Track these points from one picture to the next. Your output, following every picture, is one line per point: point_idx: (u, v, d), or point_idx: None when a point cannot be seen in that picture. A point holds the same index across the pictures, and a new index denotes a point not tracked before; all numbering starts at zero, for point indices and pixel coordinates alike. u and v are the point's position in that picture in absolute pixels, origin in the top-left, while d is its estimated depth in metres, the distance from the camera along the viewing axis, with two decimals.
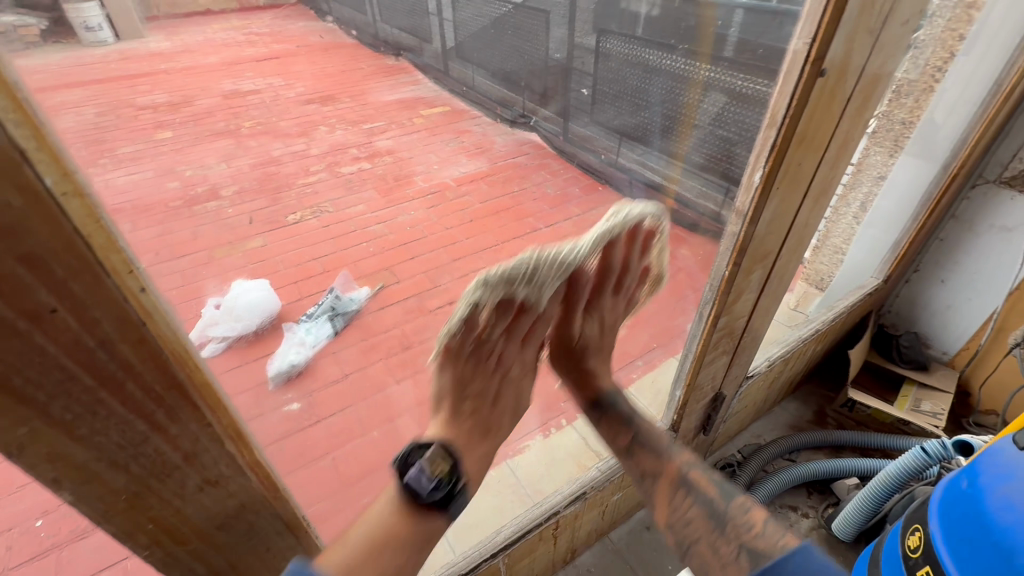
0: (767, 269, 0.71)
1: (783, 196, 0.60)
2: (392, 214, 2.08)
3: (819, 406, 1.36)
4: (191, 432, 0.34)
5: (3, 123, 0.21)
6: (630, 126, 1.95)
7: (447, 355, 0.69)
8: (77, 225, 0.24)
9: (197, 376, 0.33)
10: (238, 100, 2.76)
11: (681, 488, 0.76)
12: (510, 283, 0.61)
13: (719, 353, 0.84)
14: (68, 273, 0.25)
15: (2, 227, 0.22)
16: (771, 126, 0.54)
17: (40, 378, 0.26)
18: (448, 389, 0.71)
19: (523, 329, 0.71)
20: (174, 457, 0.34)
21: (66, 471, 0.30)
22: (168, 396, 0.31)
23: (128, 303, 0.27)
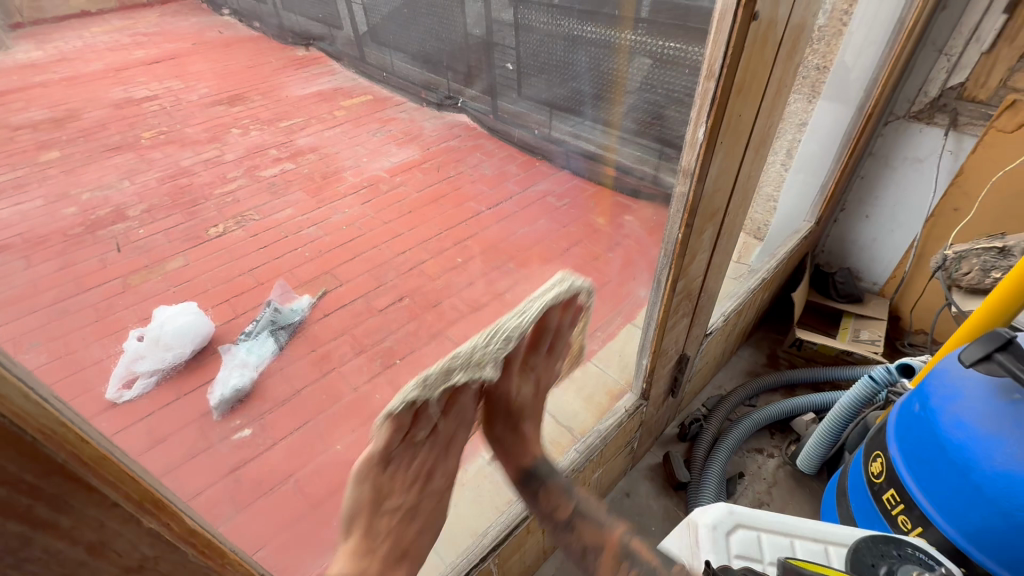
0: (715, 227, 0.71)
1: (727, 149, 0.59)
2: (324, 214, 1.97)
3: (770, 349, 1.42)
4: (92, 519, 0.26)
5: None
6: (560, 97, 1.91)
7: (364, 477, 0.59)
8: None
9: (91, 449, 0.25)
10: (134, 110, 2.63)
11: (623, 564, 0.66)
12: (448, 375, 0.56)
13: (680, 317, 0.84)
14: None
15: None
16: (709, 78, 0.52)
17: None
18: (362, 512, 0.59)
19: (452, 426, 0.65)
20: (77, 552, 0.26)
21: None
22: (49, 484, 0.24)
23: None
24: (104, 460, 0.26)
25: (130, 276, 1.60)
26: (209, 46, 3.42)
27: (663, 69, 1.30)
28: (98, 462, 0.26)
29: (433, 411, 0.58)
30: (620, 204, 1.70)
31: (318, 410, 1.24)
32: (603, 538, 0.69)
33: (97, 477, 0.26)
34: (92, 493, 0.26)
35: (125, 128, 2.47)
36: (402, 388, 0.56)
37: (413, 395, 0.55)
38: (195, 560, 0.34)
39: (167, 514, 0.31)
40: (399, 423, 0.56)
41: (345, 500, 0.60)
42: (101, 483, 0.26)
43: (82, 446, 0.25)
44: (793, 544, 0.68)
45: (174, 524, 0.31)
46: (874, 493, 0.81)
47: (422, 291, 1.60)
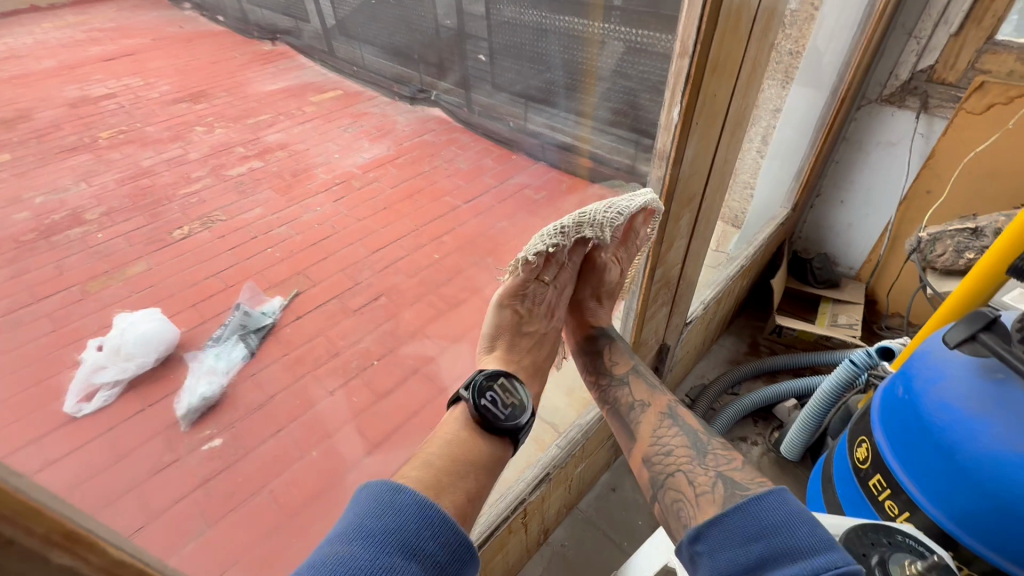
0: (693, 213, 0.70)
1: (703, 131, 0.57)
2: (295, 213, 1.90)
3: (751, 337, 1.42)
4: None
5: None
6: (534, 88, 1.79)
7: (504, 304, 0.67)
8: None
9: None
10: (90, 109, 2.50)
11: (665, 419, 0.71)
12: (579, 228, 0.63)
13: (660, 305, 0.83)
14: None
15: None
16: (683, 55, 0.50)
17: None
18: (502, 335, 0.67)
19: (570, 284, 0.71)
20: None
21: None
22: None
23: None
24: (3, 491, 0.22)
25: (88, 283, 1.52)
26: (170, 41, 3.28)
27: (637, 57, 1.25)
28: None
29: (558, 262, 0.66)
30: (597, 196, 1.67)
31: (292, 416, 1.20)
32: (652, 399, 0.75)
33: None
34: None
35: (80, 127, 2.35)
36: (543, 233, 0.65)
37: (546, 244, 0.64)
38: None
39: (91, 547, 0.27)
40: (533, 267, 0.64)
41: (485, 323, 0.67)
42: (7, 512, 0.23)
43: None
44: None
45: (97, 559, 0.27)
46: (860, 479, 0.81)
47: (399, 289, 1.56)
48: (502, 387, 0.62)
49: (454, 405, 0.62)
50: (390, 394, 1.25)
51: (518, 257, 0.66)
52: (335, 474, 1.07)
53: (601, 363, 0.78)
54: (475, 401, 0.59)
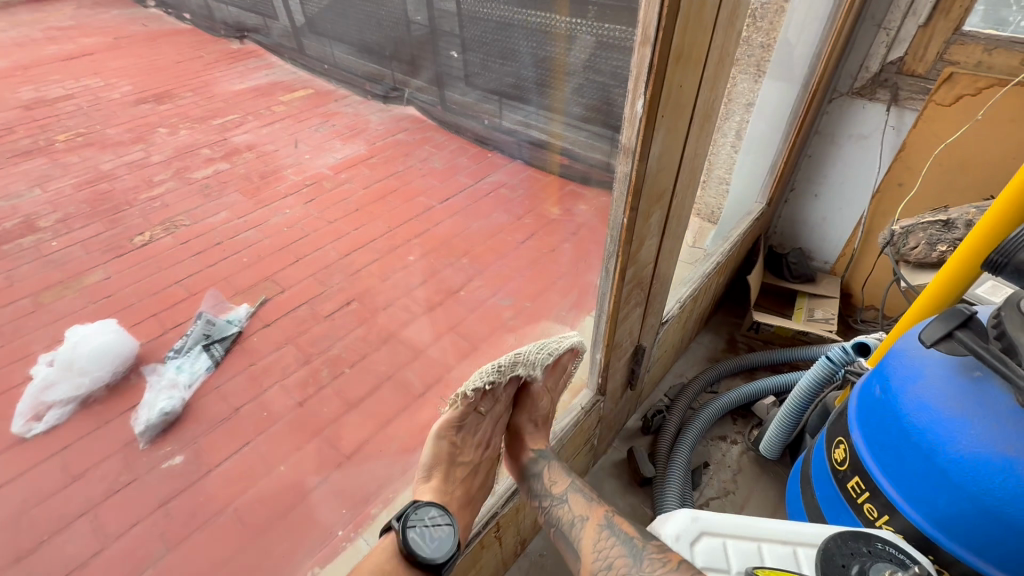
0: (664, 210, 0.67)
1: (669, 126, 0.54)
2: (264, 216, 1.84)
3: (729, 334, 1.41)
4: None
5: None
6: (505, 83, 1.65)
7: (443, 436, 0.76)
8: None
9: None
10: (45, 110, 2.39)
11: (602, 529, 0.73)
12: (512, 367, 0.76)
13: (633, 306, 0.80)
14: None
15: None
16: (644, 43, 0.46)
17: None
18: (439, 466, 0.77)
19: (502, 414, 0.84)
20: None
21: None
22: None
23: None
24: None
25: (40, 294, 1.43)
26: (131, 40, 3.16)
27: (608, 53, 1.23)
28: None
29: (494, 397, 0.79)
30: (573, 193, 1.69)
31: (259, 429, 1.14)
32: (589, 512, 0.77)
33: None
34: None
35: (35, 130, 2.24)
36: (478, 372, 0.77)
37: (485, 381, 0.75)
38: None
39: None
40: (470, 400, 0.76)
41: (423, 454, 0.77)
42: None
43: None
44: (759, 546, 0.65)
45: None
46: (839, 481, 0.80)
47: (372, 293, 1.51)
48: (431, 517, 0.70)
49: (386, 534, 0.69)
50: (362, 402, 1.20)
51: (458, 392, 0.78)
52: (304, 489, 1.02)
53: (537, 484, 0.80)
54: (404, 530, 0.67)
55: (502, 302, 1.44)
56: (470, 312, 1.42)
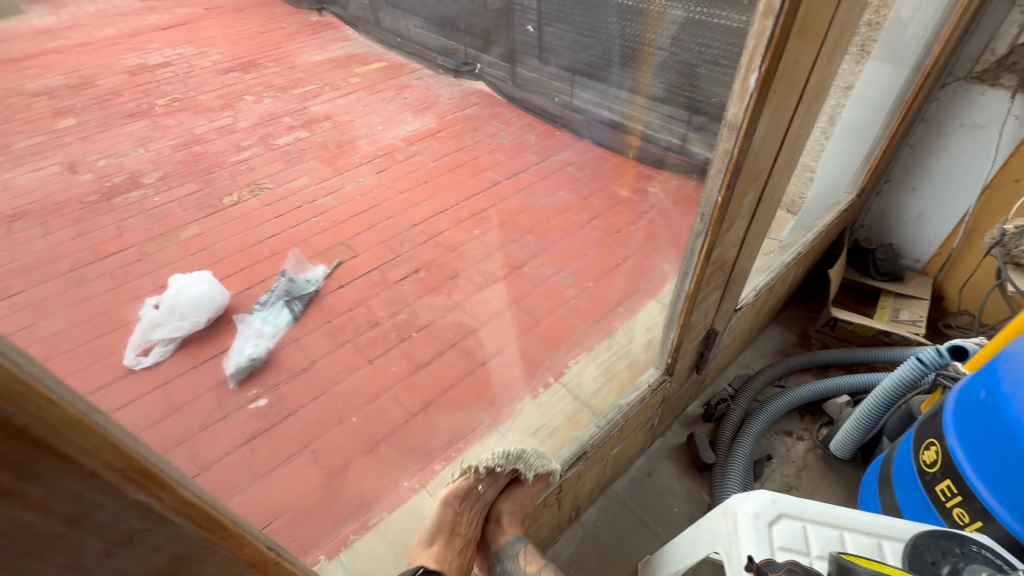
0: (759, 192, 0.65)
1: (778, 103, 0.52)
2: (339, 183, 1.92)
3: (801, 328, 1.36)
4: (69, 488, 0.21)
5: None
6: (582, 62, 1.78)
7: (448, 502, 0.79)
8: None
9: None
10: (147, 77, 2.58)
11: None
12: (518, 459, 0.81)
13: (712, 289, 0.78)
14: None
15: None
16: (766, 15, 0.45)
17: None
18: (439, 532, 0.77)
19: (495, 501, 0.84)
20: (53, 525, 0.21)
21: None
22: (10, 453, 0.18)
23: None
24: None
25: (145, 244, 1.58)
26: (221, 11, 3.31)
27: (698, 30, 1.26)
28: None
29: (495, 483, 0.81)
30: (644, 175, 1.68)
31: (333, 382, 1.22)
32: None
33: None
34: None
35: (139, 95, 2.43)
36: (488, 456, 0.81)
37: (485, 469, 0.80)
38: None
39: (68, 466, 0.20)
40: (479, 476, 0.80)
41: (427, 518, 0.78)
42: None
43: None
44: (804, 529, 0.60)
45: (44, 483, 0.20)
46: (926, 484, 0.76)
47: (438, 263, 1.55)
48: None
49: None
50: (427, 365, 1.25)
51: (469, 466, 0.82)
52: (373, 440, 1.09)
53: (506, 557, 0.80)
54: None
55: (565, 280, 1.45)
56: (534, 288, 1.44)
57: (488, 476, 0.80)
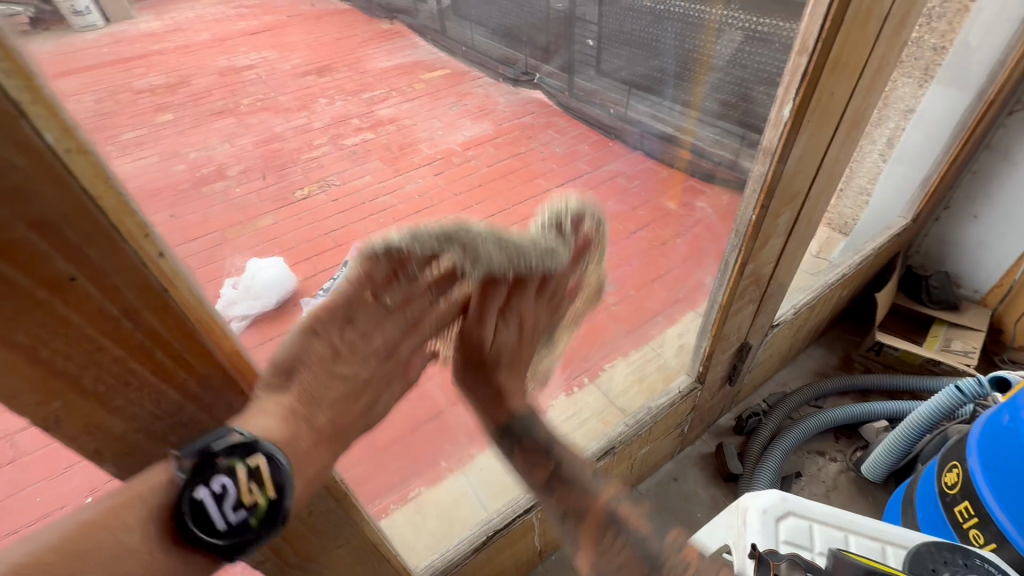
0: (794, 213, 0.68)
1: (814, 130, 0.56)
2: (399, 183, 2.05)
3: (844, 351, 1.35)
4: (223, 399, 0.33)
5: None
6: (639, 76, 1.85)
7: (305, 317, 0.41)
8: (85, 185, 0.22)
9: (3, 88, 0.19)
10: (235, 78, 2.47)
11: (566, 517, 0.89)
12: (448, 240, 0.48)
13: (745, 302, 0.81)
14: (84, 239, 0.23)
15: (8, 191, 0.20)
16: (802, 53, 0.50)
17: (67, 349, 0.25)
18: (297, 358, 0.39)
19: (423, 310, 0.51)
20: (209, 425, 0.34)
21: (106, 443, 0.30)
22: (196, 364, 0.30)
23: (148, 270, 0.26)
24: (8, 123, 0.20)
25: None
26: None
27: (755, 48, 1.27)
28: (53, 181, 0.21)
29: (414, 309, 0.49)
30: (693, 189, 1.69)
31: None
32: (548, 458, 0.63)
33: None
34: (90, 239, 0.23)
35: (226, 93, 2.35)
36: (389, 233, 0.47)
37: (400, 305, 0.47)
38: (174, 429, 0.32)
39: (220, 376, 0.32)
40: (376, 266, 0.44)
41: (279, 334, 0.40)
42: (60, 192, 0.22)
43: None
44: (810, 527, 0.69)
45: (204, 387, 0.32)
46: (945, 505, 0.79)
47: None
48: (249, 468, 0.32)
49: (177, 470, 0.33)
50: None
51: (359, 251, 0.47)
52: None
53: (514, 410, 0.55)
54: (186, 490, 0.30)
55: None
56: None
57: (389, 268, 0.45)
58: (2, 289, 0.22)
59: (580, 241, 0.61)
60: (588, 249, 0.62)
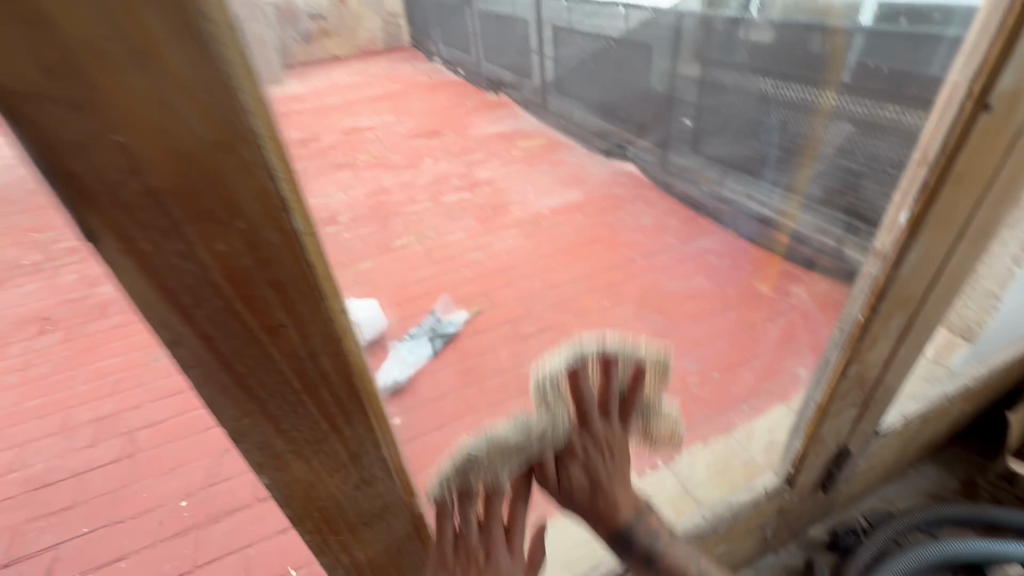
0: (907, 317, 0.64)
1: (933, 238, 0.54)
2: (489, 241, 2.12)
3: (967, 475, 1.18)
4: (360, 436, 0.35)
5: (268, 151, 0.22)
6: (739, 158, 1.93)
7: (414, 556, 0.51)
8: (311, 252, 0.26)
9: (276, 169, 0.23)
10: None
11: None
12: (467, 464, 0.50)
13: (847, 405, 0.75)
14: (300, 294, 0.26)
15: (261, 253, 0.24)
16: (923, 163, 0.51)
17: (264, 385, 0.29)
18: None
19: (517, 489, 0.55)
20: (345, 455, 0.35)
21: (267, 459, 0.33)
22: (350, 406, 0.33)
23: (337, 325, 0.29)
24: (278, 209, 0.24)
25: None
26: None
27: (869, 136, 1.26)
28: (291, 248, 0.25)
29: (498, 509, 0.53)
30: (791, 276, 1.62)
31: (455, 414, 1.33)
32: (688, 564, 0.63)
33: (184, 107, 0.20)
34: (304, 297, 0.27)
35: None
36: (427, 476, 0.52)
37: (483, 518, 0.53)
38: (320, 460, 0.34)
39: (367, 422, 0.34)
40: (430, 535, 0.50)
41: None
42: (294, 257, 0.25)
43: (270, 147, 0.22)
44: None
45: (352, 429, 0.34)
46: None
47: (566, 327, 1.63)
48: None
49: None
50: None
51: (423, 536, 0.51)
52: None
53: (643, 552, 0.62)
54: None
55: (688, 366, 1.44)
56: None
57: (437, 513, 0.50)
58: (231, 318, 0.25)
59: (606, 371, 0.56)
60: (584, 389, 0.55)
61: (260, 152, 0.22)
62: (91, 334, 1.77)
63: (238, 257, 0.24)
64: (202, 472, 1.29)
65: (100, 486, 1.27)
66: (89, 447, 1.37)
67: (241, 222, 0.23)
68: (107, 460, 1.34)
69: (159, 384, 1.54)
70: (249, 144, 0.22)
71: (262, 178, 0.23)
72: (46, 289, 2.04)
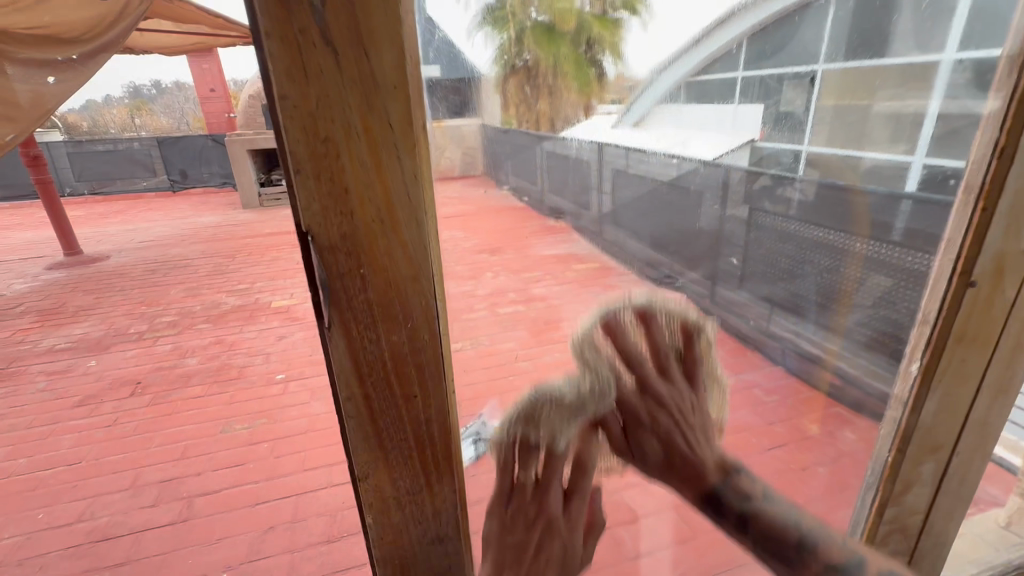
0: (941, 465, 0.67)
1: (948, 389, 0.61)
2: (539, 353, 2.13)
3: None
4: (445, 493, 0.45)
5: (435, 282, 0.37)
6: (782, 297, 1.89)
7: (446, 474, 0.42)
8: (444, 349, 0.40)
9: (436, 297, 0.38)
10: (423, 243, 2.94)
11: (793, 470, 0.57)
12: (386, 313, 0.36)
13: (895, 554, 0.74)
14: (432, 376, 0.39)
15: (416, 345, 0.38)
16: (925, 323, 0.60)
17: (392, 438, 0.40)
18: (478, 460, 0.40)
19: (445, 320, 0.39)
20: (430, 509, 0.45)
21: (376, 501, 0.43)
22: (445, 469, 0.44)
23: (451, 399, 0.42)
24: (433, 320, 0.38)
25: None
26: None
27: (891, 291, 1.36)
28: (433, 344, 0.39)
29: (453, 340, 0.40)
30: (839, 417, 1.59)
31: None
32: None
33: (399, 256, 0.35)
34: (435, 378, 0.39)
35: None
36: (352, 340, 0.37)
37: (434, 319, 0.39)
38: (412, 511, 0.45)
39: (452, 482, 0.45)
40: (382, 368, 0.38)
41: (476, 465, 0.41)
42: (434, 349, 0.39)
43: (437, 280, 0.37)
44: None
45: (440, 487, 0.45)
46: None
47: None
48: None
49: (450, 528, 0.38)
50: None
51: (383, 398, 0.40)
52: None
53: None
54: None
55: None
56: None
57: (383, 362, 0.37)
58: (388, 383, 0.38)
59: (645, 323, 0.65)
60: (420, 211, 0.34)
61: (429, 282, 0.37)
62: (173, 401, 1.96)
63: (404, 346, 0.38)
64: (246, 547, 1.35)
65: (153, 546, 1.34)
66: (152, 506, 1.47)
67: (411, 326, 0.37)
68: (163, 522, 1.43)
69: (224, 454, 1.67)
70: (426, 279, 0.36)
71: (429, 303, 0.37)
72: (143, 356, 2.31)
